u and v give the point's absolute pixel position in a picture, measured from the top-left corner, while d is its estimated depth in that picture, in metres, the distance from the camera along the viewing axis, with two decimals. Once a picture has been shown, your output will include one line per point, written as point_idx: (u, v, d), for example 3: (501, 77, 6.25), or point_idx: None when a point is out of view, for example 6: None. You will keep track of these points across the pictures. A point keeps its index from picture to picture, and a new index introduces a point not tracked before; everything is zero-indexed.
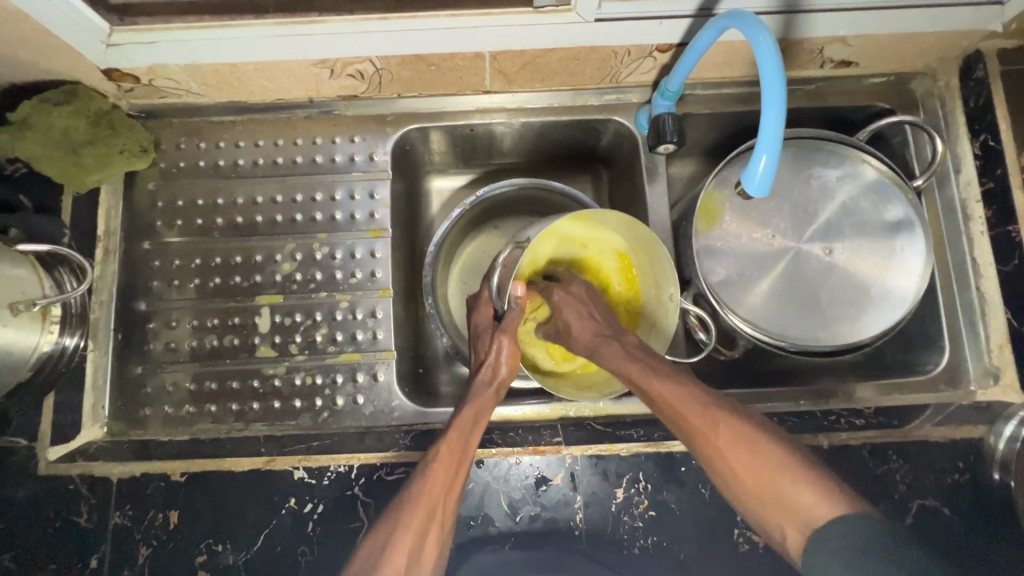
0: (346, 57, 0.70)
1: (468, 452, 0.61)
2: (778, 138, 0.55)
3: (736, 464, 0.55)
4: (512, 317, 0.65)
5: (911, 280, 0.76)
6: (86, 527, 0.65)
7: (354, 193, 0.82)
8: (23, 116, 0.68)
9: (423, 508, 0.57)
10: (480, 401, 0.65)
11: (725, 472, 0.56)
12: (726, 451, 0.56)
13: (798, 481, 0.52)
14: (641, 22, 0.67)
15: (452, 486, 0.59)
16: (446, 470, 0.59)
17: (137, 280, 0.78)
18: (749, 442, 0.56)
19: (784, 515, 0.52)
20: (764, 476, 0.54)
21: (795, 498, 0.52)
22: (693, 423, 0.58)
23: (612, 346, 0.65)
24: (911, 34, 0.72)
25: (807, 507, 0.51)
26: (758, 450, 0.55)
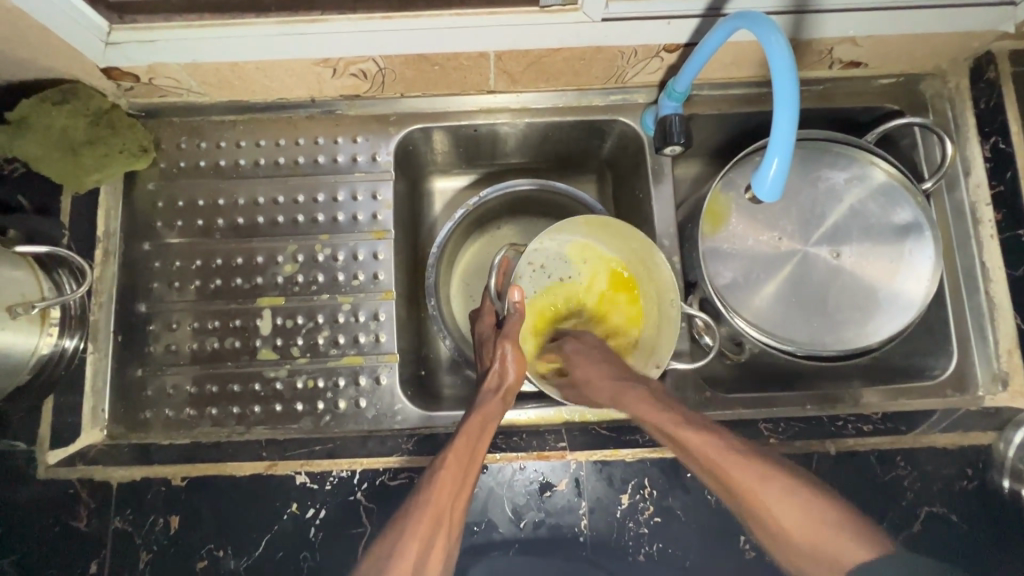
0: (349, 57, 0.69)
1: (475, 460, 0.61)
2: (790, 141, 0.54)
3: (769, 505, 0.57)
4: (511, 323, 0.69)
5: (920, 284, 0.75)
6: (86, 532, 0.64)
7: (356, 194, 0.81)
8: (23, 115, 0.68)
9: (433, 515, 0.57)
10: (487, 410, 0.65)
11: (756, 515, 0.58)
12: (758, 496, 0.58)
13: (829, 528, 0.55)
14: (648, 22, 0.66)
15: (458, 494, 0.59)
16: (457, 479, 0.60)
17: (137, 281, 0.77)
18: (781, 487, 0.58)
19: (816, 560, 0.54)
20: (794, 520, 0.56)
21: (824, 541, 0.54)
22: (725, 467, 0.60)
23: (635, 392, 0.66)
24: (922, 35, 0.71)
25: (839, 552, 0.53)
26: (789, 494, 0.58)
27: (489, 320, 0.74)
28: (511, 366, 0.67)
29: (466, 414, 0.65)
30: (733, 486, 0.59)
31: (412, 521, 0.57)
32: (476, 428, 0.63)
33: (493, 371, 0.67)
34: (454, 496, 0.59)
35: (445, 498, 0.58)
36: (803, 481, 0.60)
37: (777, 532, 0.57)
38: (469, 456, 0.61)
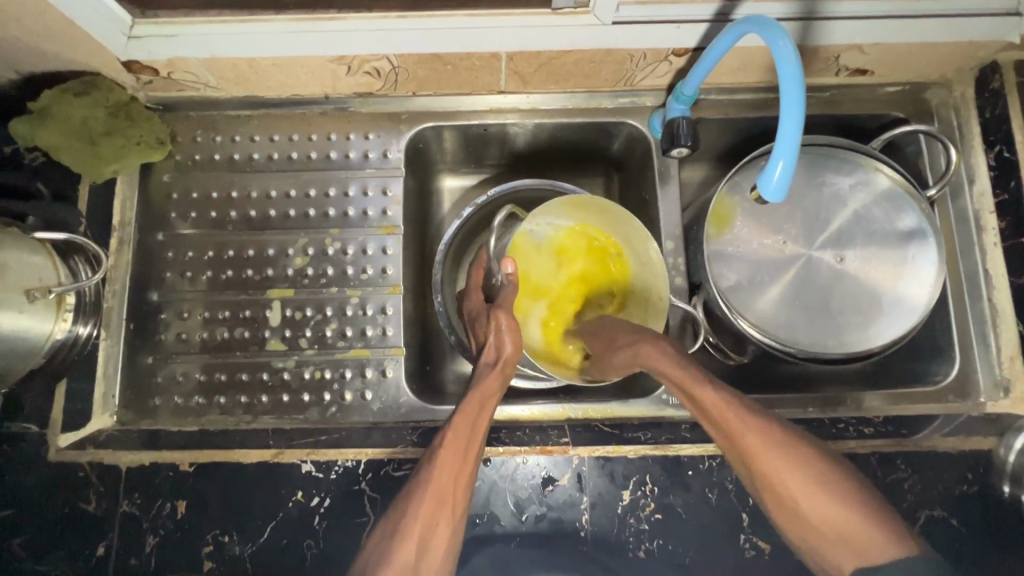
0: (364, 55, 0.70)
1: (476, 433, 0.62)
2: (795, 145, 0.55)
3: (790, 481, 0.55)
4: (504, 293, 0.71)
5: (923, 288, 0.75)
6: (95, 515, 0.65)
7: (366, 189, 0.82)
8: (44, 106, 0.70)
9: (434, 492, 0.58)
10: (486, 382, 0.66)
11: (771, 486, 0.56)
12: (779, 471, 0.55)
13: (851, 508, 0.52)
14: (658, 26, 0.67)
15: (461, 472, 0.60)
16: (458, 453, 0.60)
17: (150, 271, 0.79)
18: (807, 463, 0.55)
19: (836, 541, 0.52)
20: (819, 501, 0.53)
21: (852, 529, 0.51)
22: (749, 438, 0.57)
23: (650, 346, 0.62)
24: (927, 43, 0.72)
25: (858, 536, 0.51)
26: (814, 470, 0.55)
27: (479, 290, 0.77)
28: (506, 337, 0.68)
29: (464, 391, 0.65)
30: (753, 458, 0.57)
31: (414, 502, 0.58)
32: (477, 403, 0.63)
33: (490, 344, 0.68)
34: (452, 471, 0.59)
35: (445, 479, 0.59)
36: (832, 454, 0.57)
37: (792, 506, 0.55)
38: (468, 429, 0.62)
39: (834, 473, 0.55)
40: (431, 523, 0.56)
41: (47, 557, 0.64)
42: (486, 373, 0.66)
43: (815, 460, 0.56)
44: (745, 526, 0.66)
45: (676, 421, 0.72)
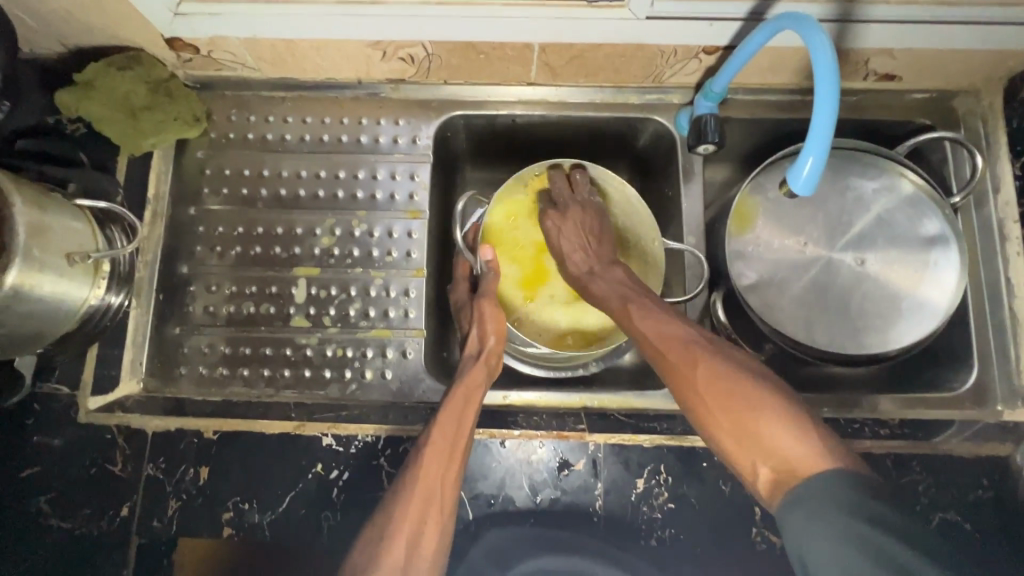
0: (400, 41, 0.72)
1: (463, 425, 0.64)
2: (827, 142, 0.56)
3: (727, 409, 0.58)
4: (486, 280, 0.75)
5: (944, 293, 0.76)
6: (120, 476, 0.67)
7: (394, 173, 0.83)
8: (88, 79, 0.72)
9: (427, 474, 0.60)
10: (470, 375, 0.69)
11: (712, 421, 0.59)
12: (718, 402, 0.58)
13: (782, 427, 0.54)
14: (691, 22, 0.68)
15: (450, 467, 0.61)
16: (449, 438, 0.63)
17: (181, 244, 0.80)
18: (745, 390, 0.58)
19: (767, 464, 0.54)
20: (749, 419, 0.56)
21: (779, 444, 0.53)
22: (693, 375, 0.61)
23: (598, 278, 0.73)
24: (957, 50, 0.73)
25: (785, 452, 0.53)
26: (751, 398, 0.57)
27: (465, 279, 0.80)
28: (489, 329, 0.72)
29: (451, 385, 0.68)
30: (696, 393, 0.60)
31: (407, 485, 0.60)
32: (466, 390, 0.67)
33: (474, 337, 0.72)
34: (442, 461, 0.61)
35: (434, 471, 0.61)
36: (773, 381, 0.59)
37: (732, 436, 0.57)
38: (455, 417, 0.64)
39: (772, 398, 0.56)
40: (422, 498, 0.59)
41: (74, 515, 0.66)
42: (472, 367, 0.69)
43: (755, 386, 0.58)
44: (757, 520, 0.67)
45: None
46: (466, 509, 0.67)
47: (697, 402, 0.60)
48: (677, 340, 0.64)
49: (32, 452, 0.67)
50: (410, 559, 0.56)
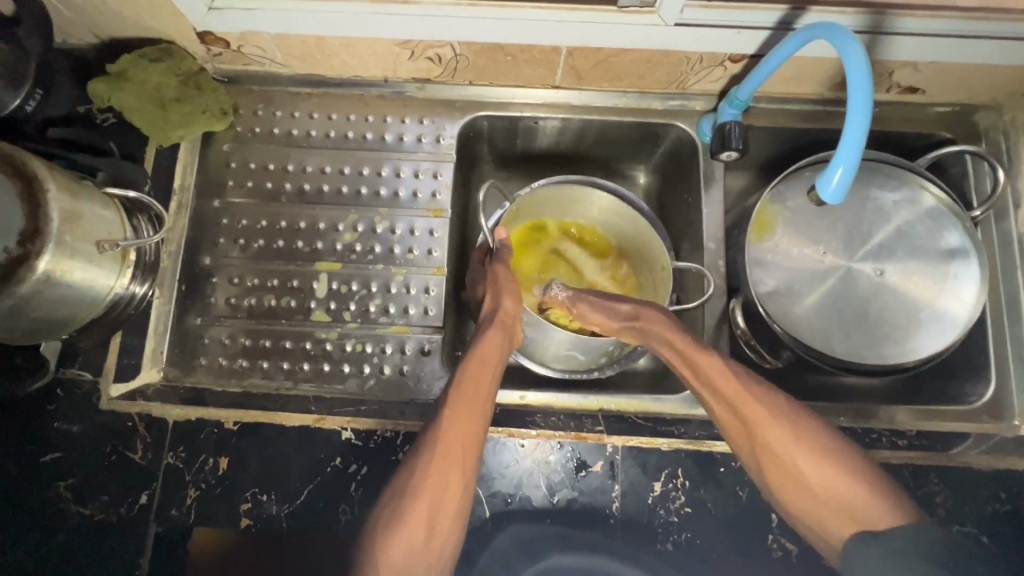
0: (429, 41, 0.73)
1: (475, 402, 0.64)
2: (858, 152, 0.57)
3: (800, 465, 0.60)
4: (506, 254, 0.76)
5: (963, 306, 0.76)
6: (140, 464, 0.67)
7: (417, 172, 0.84)
8: (121, 69, 0.74)
9: (450, 441, 0.61)
10: (483, 346, 0.68)
11: (780, 473, 0.61)
12: (790, 459, 0.61)
13: (853, 481, 0.59)
14: (719, 30, 0.69)
15: (466, 444, 0.61)
16: (468, 405, 0.63)
17: (204, 235, 0.81)
18: (816, 449, 0.61)
19: (835, 515, 0.58)
20: (822, 474, 0.59)
21: (854, 499, 0.58)
22: (762, 430, 0.62)
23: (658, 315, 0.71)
24: (982, 64, 0.73)
25: (864, 510, 0.57)
26: (822, 454, 0.60)
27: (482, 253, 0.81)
28: (505, 301, 0.72)
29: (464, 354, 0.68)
30: (764, 448, 0.62)
31: (428, 453, 0.61)
32: (485, 357, 0.67)
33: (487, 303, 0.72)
34: (460, 438, 0.61)
35: (454, 448, 0.61)
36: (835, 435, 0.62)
37: (801, 489, 0.60)
38: (473, 385, 0.65)
39: (839, 451, 0.61)
40: (443, 467, 0.60)
41: (93, 501, 0.66)
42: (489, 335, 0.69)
43: (823, 441, 0.61)
44: (774, 527, 0.67)
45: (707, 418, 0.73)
46: (483, 507, 0.67)
47: (765, 457, 0.62)
48: (746, 392, 0.63)
49: (53, 437, 0.67)
50: (430, 531, 0.58)
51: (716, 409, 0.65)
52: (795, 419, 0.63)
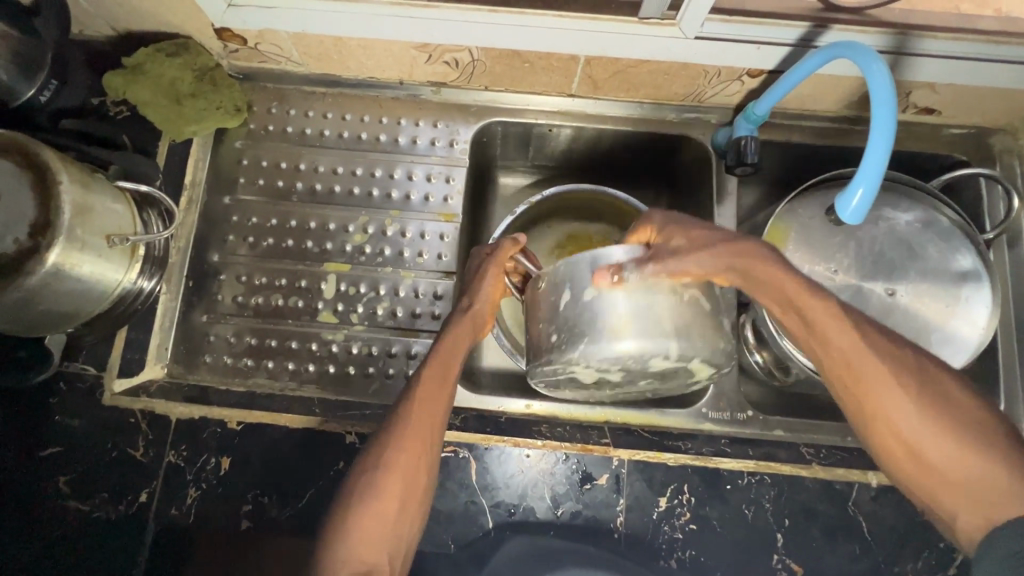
0: (447, 45, 0.73)
1: (445, 383, 0.61)
2: (879, 173, 0.57)
3: (911, 433, 0.51)
4: (503, 247, 0.64)
5: (975, 330, 0.75)
6: (141, 461, 0.67)
7: (430, 175, 0.84)
8: (137, 63, 0.73)
9: (420, 418, 0.58)
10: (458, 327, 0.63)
11: (891, 438, 0.52)
12: (901, 424, 0.51)
13: (978, 458, 0.48)
14: (738, 45, 0.69)
15: (437, 423, 0.59)
16: (439, 379, 0.60)
17: (214, 232, 0.80)
18: (937, 416, 0.50)
19: (953, 495, 0.48)
20: (936, 444, 0.50)
21: (976, 479, 0.47)
22: (872, 386, 0.52)
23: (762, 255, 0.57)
24: (1000, 89, 0.74)
25: (991, 496, 0.46)
26: (944, 423, 0.50)
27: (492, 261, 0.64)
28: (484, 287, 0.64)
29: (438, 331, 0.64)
30: (868, 406, 0.53)
31: (400, 429, 0.58)
32: (455, 337, 0.63)
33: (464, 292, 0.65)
34: (427, 416, 0.59)
35: (423, 429, 0.58)
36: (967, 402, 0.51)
37: (911, 457, 0.51)
38: (442, 362, 0.61)
39: (961, 420, 0.50)
40: (416, 444, 0.57)
41: (92, 497, 0.65)
42: (461, 318, 0.63)
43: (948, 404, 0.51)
44: (778, 546, 0.67)
45: (714, 434, 0.72)
46: (486, 517, 0.67)
47: (870, 420, 0.53)
48: (864, 340, 0.54)
49: (55, 431, 0.67)
50: (405, 503, 0.56)
51: (820, 358, 0.56)
52: (917, 379, 0.52)
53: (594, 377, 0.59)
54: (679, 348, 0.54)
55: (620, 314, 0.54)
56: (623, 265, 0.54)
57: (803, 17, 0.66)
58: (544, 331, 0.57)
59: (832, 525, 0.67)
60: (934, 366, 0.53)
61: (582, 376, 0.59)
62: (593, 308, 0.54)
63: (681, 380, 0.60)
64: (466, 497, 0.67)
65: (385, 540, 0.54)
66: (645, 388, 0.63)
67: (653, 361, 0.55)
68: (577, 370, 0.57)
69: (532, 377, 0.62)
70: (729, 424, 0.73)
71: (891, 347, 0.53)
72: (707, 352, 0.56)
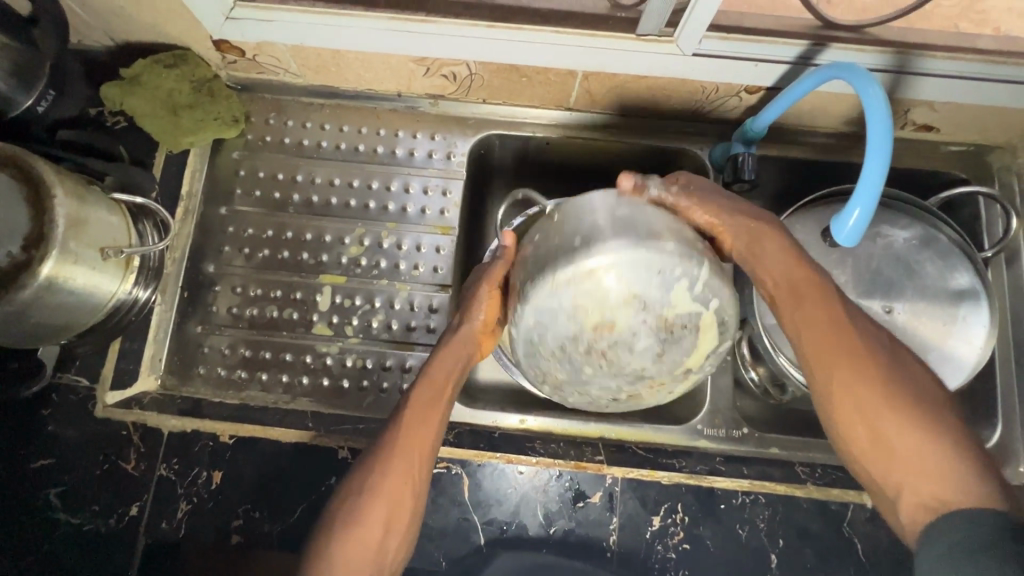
0: (445, 59, 0.73)
1: (437, 409, 0.61)
2: (875, 195, 0.58)
3: (872, 415, 0.53)
4: (495, 264, 0.64)
5: (972, 349, 0.75)
6: (132, 474, 0.66)
7: (427, 188, 0.83)
8: (134, 74, 0.74)
9: (406, 446, 0.59)
10: (453, 349, 0.64)
11: (855, 418, 0.54)
12: (863, 405, 0.53)
13: (933, 448, 0.50)
14: (737, 62, 0.68)
15: (427, 449, 0.59)
16: (430, 405, 0.61)
17: (209, 243, 0.80)
18: (900, 406, 0.52)
19: (908, 483, 0.50)
20: (894, 432, 0.52)
21: (929, 468, 0.49)
22: (839, 367, 0.55)
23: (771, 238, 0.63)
24: (998, 107, 0.73)
25: (940, 484, 0.48)
26: (907, 415, 0.52)
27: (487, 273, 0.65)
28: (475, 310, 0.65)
29: (431, 355, 0.64)
30: (835, 385, 0.55)
31: (389, 454, 0.58)
32: (444, 362, 0.63)
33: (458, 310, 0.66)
34: (416, 442, 0.59)
35: (411, 456, 0.58)
36: (927, 392, 0.54)
37: (870, 442, 0.53)
38: (433, 387, 0.62)
39: (924, 416, 0.52)
40: (403, 470, 0.58)
41: (82, 510, 0.65)
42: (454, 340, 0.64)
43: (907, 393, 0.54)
44: (772, 567, 0.66)
45: (709, 452, 0.71)
46: (478, 533, 0.66)
47: (837, 408, 0.55)
48: (842, 326, 0.57)
49: (46, 443, 0.66)
50: (389, 528, 0.56)
51: (797, 339, 0.59)
52: (879, 363, 0.55)
53: (601, 315, 0.57)
54: (706, 282, 0.57)
55: (646, 234, 0.56)
56: (647, 182, 0.64)
57: (802, 36, 0.66)
58: (559, 242, 0.58)
59: (825, 546, 0.67)
60: (906, 370, 0.55)
61: (580, 311, 0.56)
62: (618, 217, 0.57)
63: (693, 350, 0.60)
64: (458, 514, 0.66)
65: (367, 565, 0.54)
66: (640, 373, 0.60)
67: (676, 294, 0.57)
68: (587, 290, 0.56)
69: (530, 310, 0.58)
70: (725, 441, 0.72)
71: (868, 342, 0.56)
72: (723, 301, 0.59)
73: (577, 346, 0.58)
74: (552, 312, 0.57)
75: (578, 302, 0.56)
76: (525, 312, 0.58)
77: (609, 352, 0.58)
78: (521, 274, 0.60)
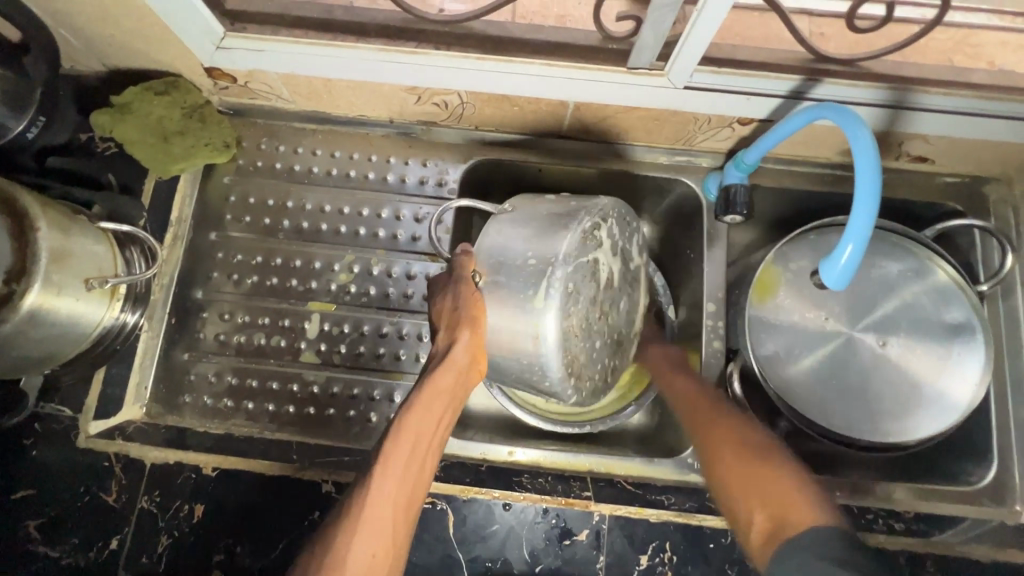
0: (436, 89, 0.73)
1: (423, 463, 0.56)
2: (865, 236, 0.57)
3: (733, 464, 0.59)
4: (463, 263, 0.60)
5: (967, 387, 0.74)
6: (113, 506, 0.66)
7: (418, 215, 0.83)
8: (126, 101, 0.74)
9: (388, 507, 0.53)
10: (436, 391, 0.57)
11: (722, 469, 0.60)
12: (726, 455, 0.60)
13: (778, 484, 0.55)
14: (730, 95, 0.68)
15: (409, 507, 0.54)
16: (412, 460, 0.55)
17: (197, 268, 0.80)
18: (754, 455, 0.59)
19: (768, 518, 0.53)
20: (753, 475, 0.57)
21: (779, 500, 0.54)
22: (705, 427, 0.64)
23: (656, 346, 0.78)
24: (993, 142, 0.73)
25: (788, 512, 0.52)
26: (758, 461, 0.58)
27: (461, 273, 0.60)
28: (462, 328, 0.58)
29: (409, 399, 0.57)
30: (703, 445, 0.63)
31: (367, 516, 0.52)
32: (426, 408, 0.57)
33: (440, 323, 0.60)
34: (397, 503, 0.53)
35: (390, 519, 0.52)
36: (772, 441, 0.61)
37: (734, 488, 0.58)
38: (416, 437, 0.56)
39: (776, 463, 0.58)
40: (382, 534, 0.52)
41: (62, 544, 0.64)
42: (440, 368, 0.57)
43: (747, 437, 0.61)
44: None
45: (699, 488, 0.70)
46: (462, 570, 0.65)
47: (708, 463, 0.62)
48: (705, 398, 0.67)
49: (27, 474, 0.66)
50: None
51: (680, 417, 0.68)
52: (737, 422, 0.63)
53: (607, 272, 0.64)
54: (644, 240, 0.71)
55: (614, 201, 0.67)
56: None
57: (795, 70, 0.66)
58: (552, 212, 0.62)
59: None
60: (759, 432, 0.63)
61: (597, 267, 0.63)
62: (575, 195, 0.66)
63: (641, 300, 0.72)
64: (443, 551, 0.65)
65: None
66: (620, 338, 0.69)
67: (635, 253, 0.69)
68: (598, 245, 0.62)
69: (564, 269, 0.59)
70: None
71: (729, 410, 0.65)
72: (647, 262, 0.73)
73: (591, 310, 0.63)
74: (578, 269, 0.60)
75: (594, 261, 0.62)
76: (560, 276, 0.59)
77: (606, 314, 0.66)
78: (525, 245, 0.60)
